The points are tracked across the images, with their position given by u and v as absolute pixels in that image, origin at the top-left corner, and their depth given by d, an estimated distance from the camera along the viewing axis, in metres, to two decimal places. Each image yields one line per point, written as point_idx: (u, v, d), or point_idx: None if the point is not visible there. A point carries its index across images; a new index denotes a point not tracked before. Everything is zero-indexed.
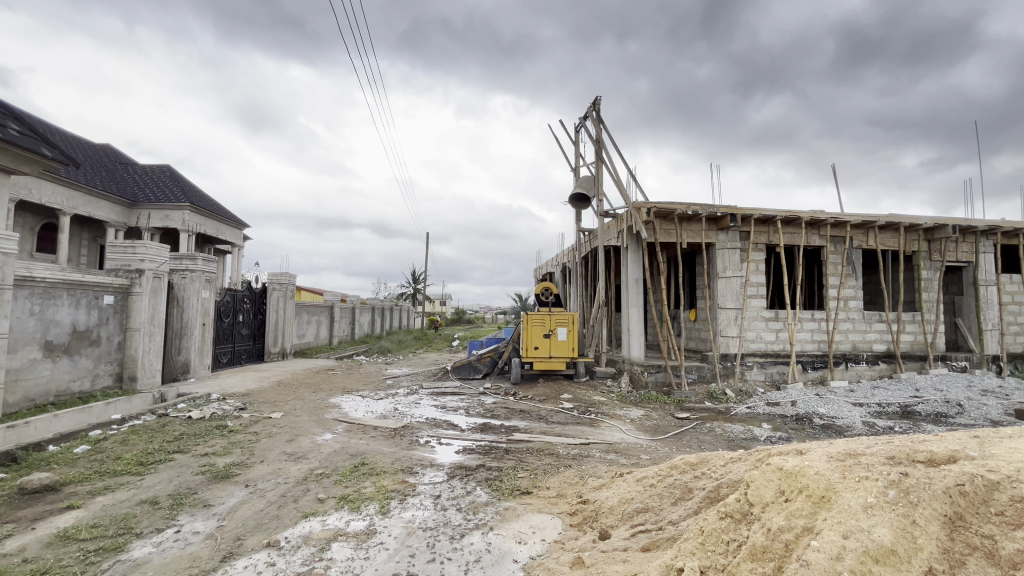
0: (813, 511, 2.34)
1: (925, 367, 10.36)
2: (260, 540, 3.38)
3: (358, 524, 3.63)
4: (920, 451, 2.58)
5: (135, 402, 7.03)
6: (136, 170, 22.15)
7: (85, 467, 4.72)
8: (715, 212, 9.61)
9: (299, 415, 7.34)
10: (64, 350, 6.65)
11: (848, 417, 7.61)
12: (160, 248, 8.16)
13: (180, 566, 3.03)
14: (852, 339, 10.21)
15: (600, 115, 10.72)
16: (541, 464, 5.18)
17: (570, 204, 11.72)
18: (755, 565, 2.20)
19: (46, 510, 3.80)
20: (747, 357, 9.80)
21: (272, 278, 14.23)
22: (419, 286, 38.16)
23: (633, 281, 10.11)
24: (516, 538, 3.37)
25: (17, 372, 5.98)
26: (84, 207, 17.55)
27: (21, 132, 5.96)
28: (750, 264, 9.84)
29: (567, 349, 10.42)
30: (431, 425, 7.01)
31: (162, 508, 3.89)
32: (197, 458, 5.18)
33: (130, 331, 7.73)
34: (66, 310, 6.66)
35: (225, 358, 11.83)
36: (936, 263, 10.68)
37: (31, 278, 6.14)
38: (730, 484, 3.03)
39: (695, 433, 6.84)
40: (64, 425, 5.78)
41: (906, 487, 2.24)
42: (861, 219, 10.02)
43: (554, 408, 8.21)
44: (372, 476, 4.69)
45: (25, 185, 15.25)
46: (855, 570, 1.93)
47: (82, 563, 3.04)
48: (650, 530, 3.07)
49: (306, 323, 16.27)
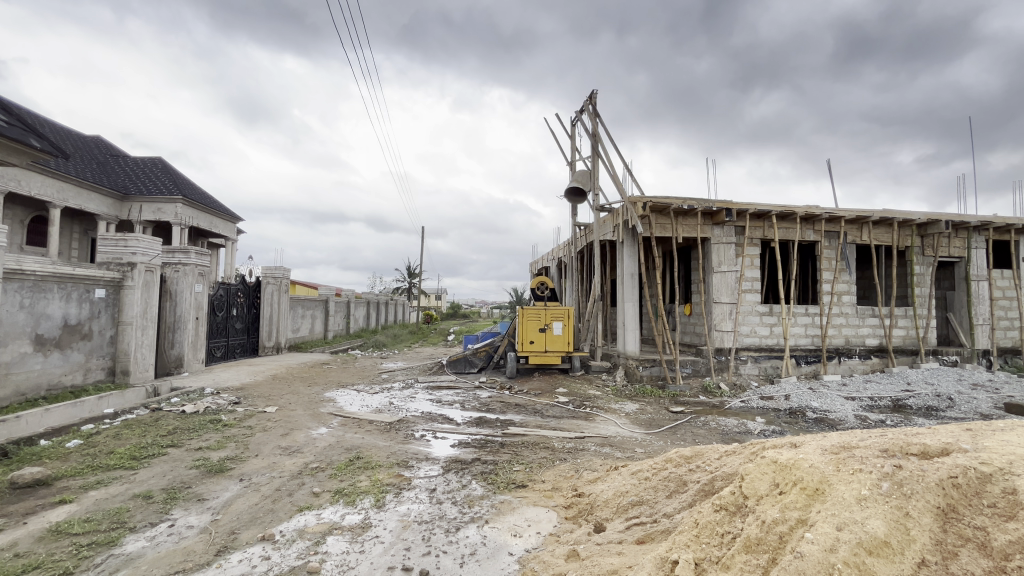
0: (807, 503, 2.35)
1: (916, 362, 10.46)
2: (255, 534, 3.37)
3: (353, 517, 3.63)
4: (912, 443, 2.61)
5: (128, 396, 6.96)
6: (127, 163, 21.86)
7: (78, 462, 4.69)
8: (711, 207, 9.61)
9: (294, 410, 7.31)
10: (55, 345, 6.59)
11: (841, 410, 7.70)
12: (152, 241, 8.09)
13: (174, 560, 3.02)
14: (845, 333, 10.27)
15: (597, 109, 10.67)
16: (537, 457, 5.20)
17: (566, 198, 11.68)
18: (750, 557, 2.21)
19: (38, 505, 3.76)
20: (742, 351, 9.87)
21: (266, 271, 14.13)
22: (414, 281, 38.00)
23: (628, 275, 10.08)
24: (513, 531, 3.38)
25: (8, 366, 5.92)
26: (74, 199, 17.23)
27: (8, 123, 5.80)
28: (744, 259, 9.86)
29: (563, 343, 10.43)
30: (427, 419, 7.01)
31: (156, 502, 3.87)
32: (191, 453, 5.15)
33: (122, 325, 7.67)
34: (56, 303, 6.58)
35: (219, 352, 11.77)
36: (929, 258, 10.75)
37: (21, 272, 6.07)
38: (725, 477, 3.05)
39: (689, 427, 6.88)
40: (54, 420, 5.74)
41: (900, 479, 2.26)
42: (855, 215, 10.05)
43: (550, 402, 8.22)
44: (368, 470, 4.70)
45: (14, 177, 14.99)
46: (848, 561, 1.94)
47: (75, 557, 3.02)
48: (645, 523, 3.10)
49: (300, 317, 16.20)
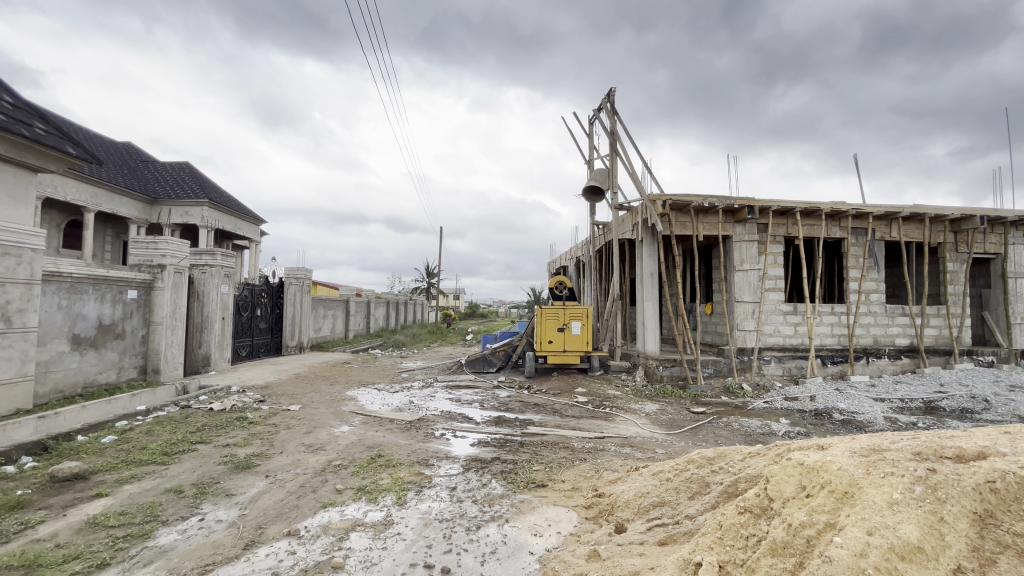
0: (836, 507, 2.30)
1: (950, 362, 10.10)
2: (281, 529, 3.45)
3: (375, 514, 3.68)
4: (947, 446, 2.52)
5: (159, 394, 7.19)
6: (157, 168, 22.57)
7: (113, 457, 4.87)
8: (733, 204, 9.44)
9: (316, 408, 7.47)
10: (90, 343, 6.84)
11: (870, 412, 7.48)
12: (181, 243, 8.36)
13: (205, 552, 3.12)
14: (873, 333, 9.98)
15: (614, 107, 10.61)
16: (556, 457, 5.21)
17: (584, 196, 11.62)
18: (776, 561, 2.17)
19: (76, 498, 3.92)
20: (765, 350, 9.67)
21: (289, 272, 14.40)
22: (433, 280, 38.27)
23: (648, 274, 9.95)
24: (533, 531, 3.39)
25: (47, 365, 6.17)
26: (107, 203, 17.87)
27: (46, 131, 6.08)
28: (767, 257, 9.66)
29: (582, 343, 10.38)
30: (446, 417, 7.08)
31: (186, 497, 4.00)
32: (219, 449, 5.30)
33: (153, 325, 7.93)
34: (91, 303, 6.84)
35: (244, 351, 12.07)
36: (962, 254, 10.39)
37: (59, 274, 6.32)
38: (749, 479, 3.01)
39: (711, 427, 6.79)
40: (90, 416, 5.96)
41: (934, 484, 2.19)
42: (884, 210, 9.75)
43: (568, 402, 8.22)
44: (389, 468, 4.75)
45: (50, 183, 15.62)
46: (880, 567, 1.88)
47: (111, 549, 3.14)
48: (666, 524, 3.07)
49: (322, 317, 16.51)
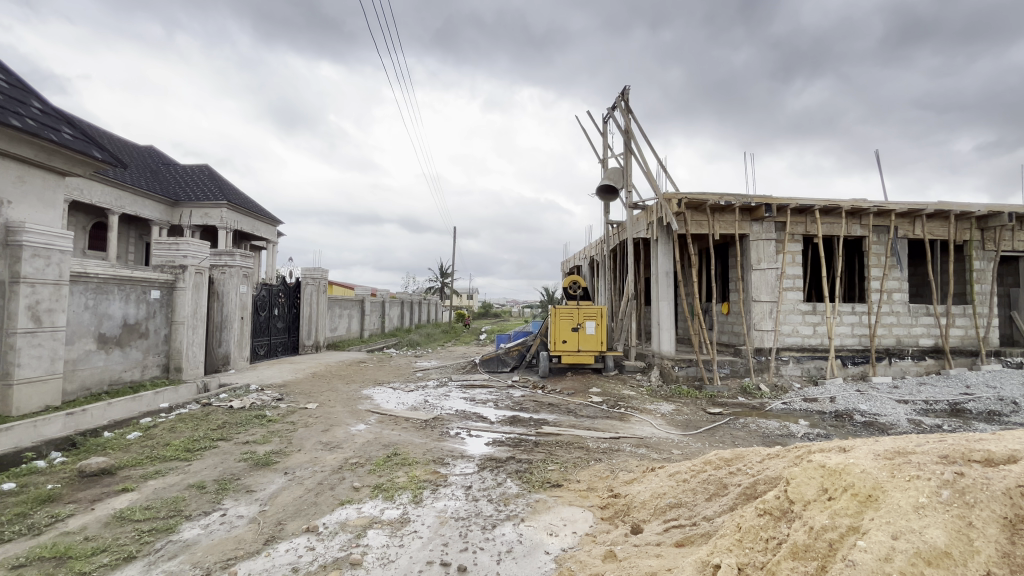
0: (859, 510, 2.26)
1: (977, 363, 9.82)
2: (300, 525, 3.50)
3: (392, 512, 3.72)
4: (975, 450, 2.46)
5: (181, 392, 7.36)
6: (177, 170, 23.07)
7: (138, 453, 5.01)
8: (749, 202, 9.31)
9: (333, 406, 7.56)
10: (116, 342, 7.02)
11: (893, 414, 7.30)
12: (201, 244, 8.53)
13: (227, 547, 3.18)
14: (895, 333, 9.76)
15: (629, 105, 10.54)
16: (571, 457, 5.20)
17: (597, 195, 11.56)
18: (797, 563, 2.13)
19: (103, 493, 4.03)
20: (783, 351, 9.52)
21: (306, 272, 14.60)
22: (447, 280, 38.48)
23: (663, 274, 9.86)
24: (548, 530, 3.38)
25: (75, 363, 6.36)
26: (130, 206, 18.33)
27: (74, 135, 6.27)
28: (785, 256, 9.51)
29: (596, 343, 10.33)
30: (461, 416, 7.11)
31: (209, 492, 4.09)
32: (239, 446, 5.41)
33: (175, 324, 8.12)
34: (117, 303, 7.03)
35: (262, 350, 12.28)
36: (990, 252, 10.09)
37: (85, 275, 6.49)
38: (768, 480, 2.97)
39: (728, 428, 6.70)
40: (116, 413, 6.12)
41: (962, 487, 2.14)
42: (907, 208, 9.52)
43: (583, 402, 8.19)
44: (405, 466, 4.79)
45: (77, 187, 16.07)
46: (905, 571, 1.84)
47: (137, 542, 3.22)
48: (683, 525, 3.04)
49: (338, 316, 16.72)
